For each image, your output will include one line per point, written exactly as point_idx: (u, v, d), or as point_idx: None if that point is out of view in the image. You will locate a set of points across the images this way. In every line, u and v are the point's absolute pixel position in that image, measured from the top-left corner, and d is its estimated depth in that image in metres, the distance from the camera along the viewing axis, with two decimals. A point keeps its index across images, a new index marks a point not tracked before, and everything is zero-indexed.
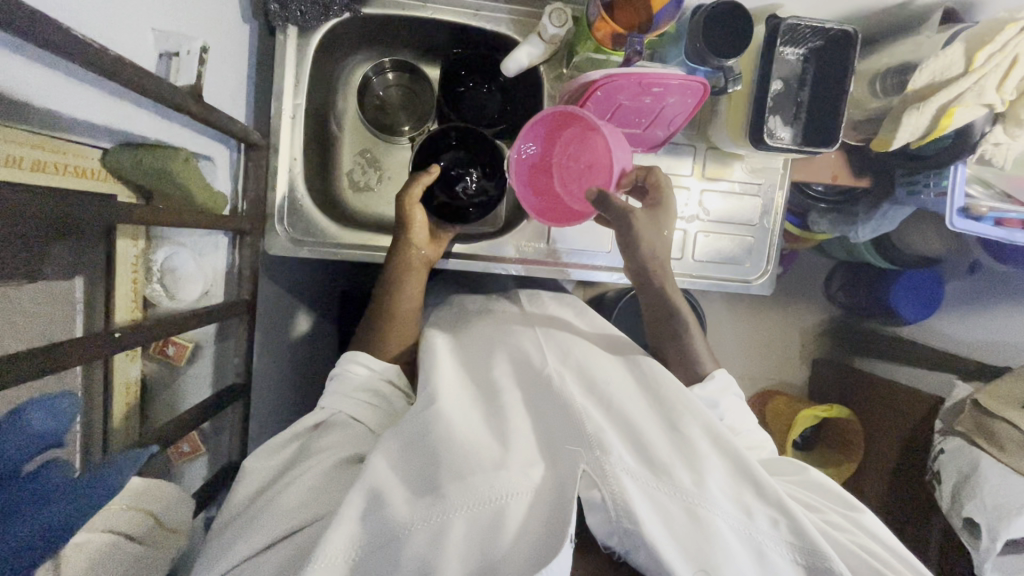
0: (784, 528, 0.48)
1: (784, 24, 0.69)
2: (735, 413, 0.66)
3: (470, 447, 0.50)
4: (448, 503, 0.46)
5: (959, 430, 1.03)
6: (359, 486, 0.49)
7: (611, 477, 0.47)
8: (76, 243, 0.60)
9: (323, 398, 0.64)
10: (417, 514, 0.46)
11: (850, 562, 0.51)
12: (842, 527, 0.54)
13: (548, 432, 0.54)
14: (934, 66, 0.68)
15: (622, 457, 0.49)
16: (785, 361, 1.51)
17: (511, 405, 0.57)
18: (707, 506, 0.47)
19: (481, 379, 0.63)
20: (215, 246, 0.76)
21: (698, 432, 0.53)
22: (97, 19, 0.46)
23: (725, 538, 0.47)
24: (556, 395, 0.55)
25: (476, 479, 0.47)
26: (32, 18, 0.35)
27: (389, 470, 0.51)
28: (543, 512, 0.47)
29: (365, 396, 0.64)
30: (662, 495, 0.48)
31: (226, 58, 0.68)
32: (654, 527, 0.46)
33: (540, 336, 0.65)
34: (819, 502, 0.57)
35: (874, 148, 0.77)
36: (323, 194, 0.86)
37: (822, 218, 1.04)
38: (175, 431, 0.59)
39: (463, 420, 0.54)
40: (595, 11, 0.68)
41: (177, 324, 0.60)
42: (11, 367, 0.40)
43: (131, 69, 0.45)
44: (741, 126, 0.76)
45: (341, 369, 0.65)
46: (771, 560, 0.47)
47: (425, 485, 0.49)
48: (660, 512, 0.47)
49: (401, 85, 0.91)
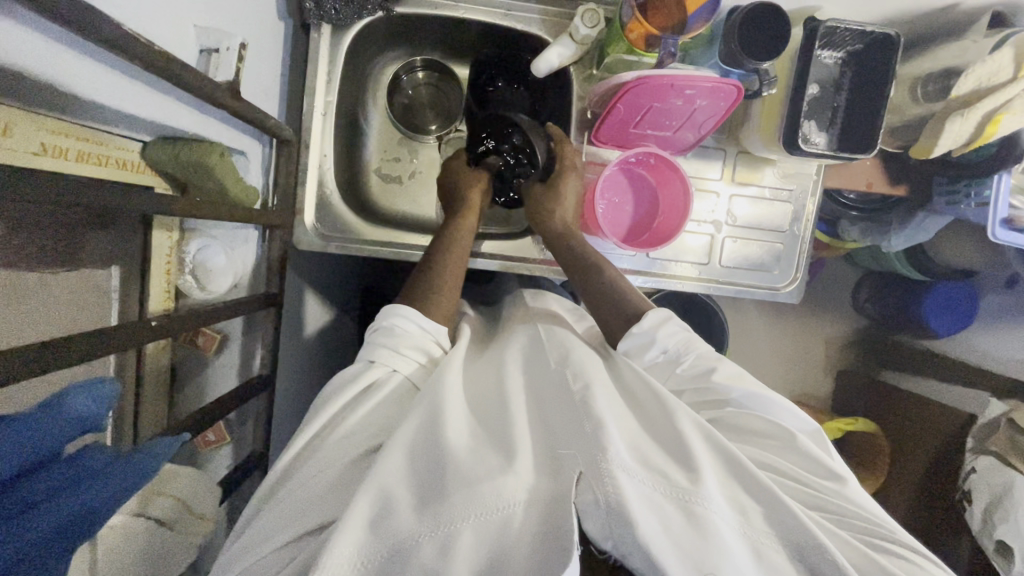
0: (779, 528, 0.48)
1: (823, 27, 0.68)
2: (679, 342, 0.63)
3: (475, 457, 0.49)
4: (451, 514, 0.45)
5: (992, 449, 0.99)
6: (367, 491, 0.48)
7: (607, 476, 0.46)
8: (115, 232, 0.63)
9: (370, 351, 0.63)
10: (425, 523, 0.45)
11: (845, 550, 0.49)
12: (834, 512, 0.53)
13: (550, 433, 0.53)
14: (981, 71, 0.66)
15: (620, 455, 0.47)
16: (809, 371, 1.47)
17: (515, 409, 0.56)
18: (703, 503, 0.46)
19: (487, 385, 0.62)
20: (240, 240, 0.76)
21: (692, 431, 0.53)
22: (142, 13, 0.47)
23: (725, 537, 0.45)
24: (563, 401, 0.55)
25: (482, 486, 0.46)
26: (86, 13, 0.36)
27: (400, 471, 0.50)
28: (539, 514, 0.46)
29: (417, 353, 0.64)
30: (659, 493, 0.47)
31: (264, 55, 0.70)
32: (653, 528, 0.44)
33: (544, 342, 0.66)
34: (804, 475, 0.55)
35: (913, 155, 0.75)
36: (351, 191, 0.87)
37: (853, 226, 1.01)
38: (204, 419, 0.60)
39: (460, 420, 0.55)
40: (630, 12, 0.68)
41: (210, 314, 0.61)
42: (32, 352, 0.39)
43: (173, 63, 0.46)
44: (775, 131, 0.74)
45: (384, 322, 0.65)
46: (768, 557, 0.46)
47: (430, 494, 0.48)
48: (658, 513, 0.45)
49: (430, 84, 0.93)
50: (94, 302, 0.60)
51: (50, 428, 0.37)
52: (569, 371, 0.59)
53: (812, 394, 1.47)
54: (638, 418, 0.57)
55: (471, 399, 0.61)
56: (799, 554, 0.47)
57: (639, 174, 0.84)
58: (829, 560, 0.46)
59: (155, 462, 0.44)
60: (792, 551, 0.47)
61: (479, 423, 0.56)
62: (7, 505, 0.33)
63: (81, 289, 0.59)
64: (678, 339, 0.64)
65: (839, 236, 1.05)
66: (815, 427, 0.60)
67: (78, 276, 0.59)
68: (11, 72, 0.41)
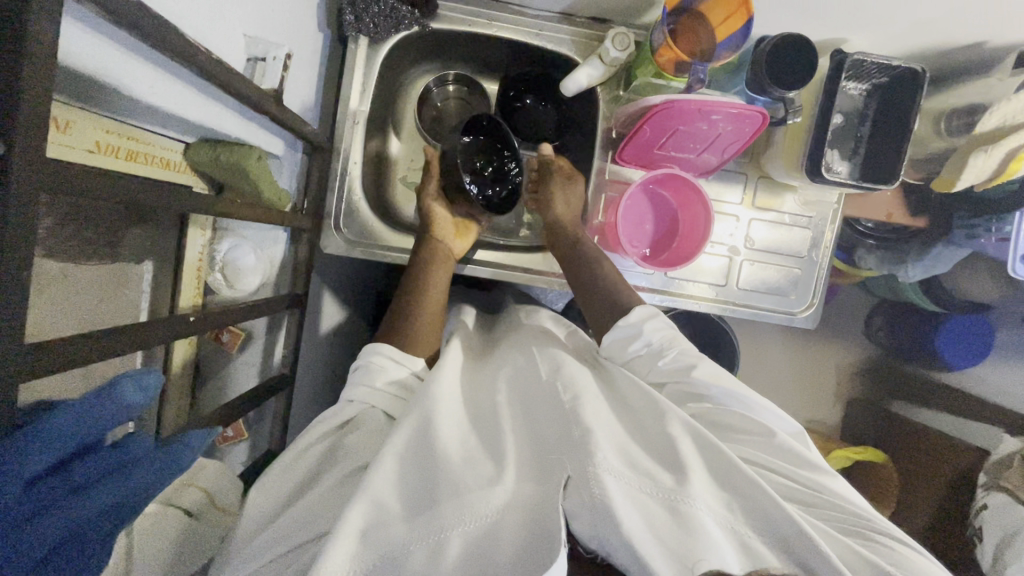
0: (769, 528, 0.47)
1: (849, 60, 0.69)
2: (664, 337, 0.65)
3: (467, 465, 0.49)
4: (442, 520, 0.45)
5: (1004, 486, 0.98)
6: (362, 499, 0.47)
7: (593, 477, 0.46)
8: (152, 227, 0.65)
9: (350, 391, 0.61)
10: (415, 530, 0.45)
11: (831, 543, 0.49)
12: (822, 506, 0.52)
13: (541, 438, 0.54)
14: (1005, 110, 0.67)
15: (608, 459, 0.47)
16: (818, 399, 1.46)
17: (506, 420, 0.56)
18: (689, 501, 0.46)
19: (481, 396, 0.62)
20: (275, 241, 0.78)
21: (680, 433, 0.53)
22: (200, 22, 0.49)
23: (711, 532, 0.45)
24: (553, 411, 0.55)
25: (473, 495, 0.46)
26: (158, 25, 0.39)
27: (391, 482, 0.49)
28: (523, 513, 0.46)
29: (393, 387, 0.62)
30: (645, 496, 0.47)
31: (305, 65, 0.72)
32: (638, 527, 0.44)
33: (533, 351, 0.66)
34: (788, 471, 0.54)
35: (938, 187, 0.76)
36: (378, 198, 0.89)
37: (869, 255, 1.00)
38: (229, 414, 0.62)
39: (456, 427, 0.55)
40: (660, 37, 0.69)
41: (243, 312, 0.62)
42: (107, 332, 0.39)
43: (228, 73, 0.48)
44: (798, 158, 0.76)
45: (363, 362, 0.64)
46: (752, 548, 0.46)
47: (419, 503, 0.47)
48: (643, 512, 0.46)
49: (459, 98, 0.94)
50: (125, 294, 0.62)
51: (104, 419, 0.37)
52: (560, 379, 0.59)
53: (820, 421, 1.46)
54: (625, 421, 0.57)
55: (468, 405, 0.61)
56: (783, 544, 0.46)
57: (661, 196, 0.85)
58: (817, 551, 0.45)
59: (190, 453, 0.45)
60: (781, 546, 0.46)
61: (472, 427, 0.57)
62: (49, 496, 0.34)
63: (114, 278, 0.61)
64: (663, 334, 0.65)
65: (855, 266, 1.04)
66: (796, 427, 0.60)
67: (114, 268, 0.61)
68: (77, 75, 0.42)
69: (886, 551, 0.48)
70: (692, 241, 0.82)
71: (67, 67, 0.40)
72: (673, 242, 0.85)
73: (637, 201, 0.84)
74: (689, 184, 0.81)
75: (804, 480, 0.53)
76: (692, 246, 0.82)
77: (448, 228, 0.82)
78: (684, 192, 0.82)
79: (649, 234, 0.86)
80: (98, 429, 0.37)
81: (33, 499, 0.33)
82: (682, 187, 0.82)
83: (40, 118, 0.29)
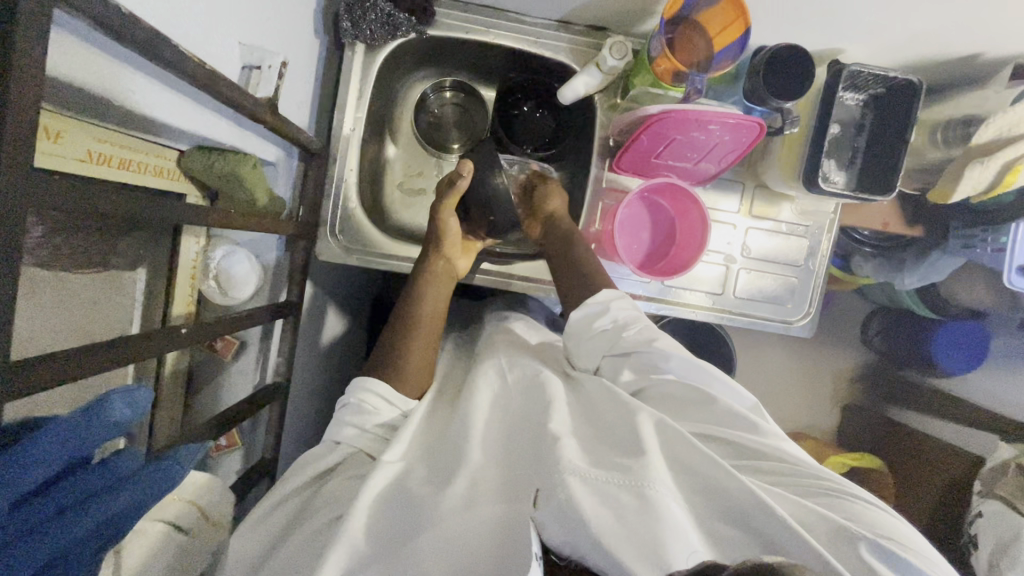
0: (741, 512, 0.44)
1: (847, 71, 0.69)
2: (630, 319, 0.67)
3: (439, 493, 0.49)
4: (420, 554, 0.44)
5: (999, 494, 0.98)
6: (340, 542, 0.46)
7: (560, 485, 0.44)
8: (146, 236, 0.65)
9: (336, 430, 0.61)
10: (394, 568, 0.44)
11: (789, 510, 0.46)
12: (782, 477, 0.50)
13: (513, 457, 0.53)
14: (1002, 122, 0.66)
15: (574, 462, 0.46)
16: (815, 404, 1.46)
17: (474, 433, 0.56)
18: (654, 486, 0.44)
19: (453, 414, 0.61)
20: (268, 248, 0.77)
21: (646, 426, 0.51)
22: (193, 31, 0.49)
23: (674, 512, 0.42)
24: (524, 429, 0.55)
25: (447, 525, 0.45)
26: (151, 37, 0.38)
27: (367, 522, 0.48)
28: (492, 533, 0.45)
29: (378, 427, 0.61)
30: (610, 485, 0.44)
31: (300, 71, 0.71)
32: (603, 520, 0.41)
33: (504, 369, 0.66)
34: (754, 446, 0.52)
35: (932, 199, 0.76)
36: (374, 205, 0.88)
37: (866, 261, 1.01)
38: (222, 424, 0.61)
39: (426, 465, 0.54)
40: (658, 47, 0.69)
41: (237, 322, 0.61)
42: (95, 346, 0.39)
43: (221, 83, 0.48)
44: (796, 167, 0.76)
45: (354, 399, 0.64)
46: (724, 538, 0.43)
47: (399, 543, 0.46)
48: (608, 502, 0.43)
49: (456, 104, 0.94)
50: (114, 303, 0.61)
51: (92, 437, 0.36)
52: (530, 403, 0.58)
53: (816, 427, 1.46)
54: (590, 421, 0.56)
55: (438, 433, 0.60)
56: (747, 522, 0.44)
57: (658, 204, 0.85)
58: (776, 520, 0.42)
59: (181, 467, 0.44)
60: (740, 522, 0.44)
61: (442, 450, 0.56)
62: (36, 516, 0.33)
63: (103, 287, 0.60)
64: (628, 313, 0.67)
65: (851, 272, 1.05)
66: (752, 402, 0.59)
67: (105, 276, 0.60)
68: (69, 86, 0.41)
69: (846, 513, 0.46)
70: (690, 249, 0.82)
71: (59, 75, 0.39)
72: (671, 250, 0.85)
73: (634, 210, 0.84)
74: (685, 192, 0.80)
75: (762, 450, 0.52)
76: (690, 253, 0.82)
77: (455, 245, 0.80)
78: (681, 200, 0.82)
79: (646, 242, 0.86)
80: (86, 447, 0.36)
81: (20, 519, 0.32)
82: (678, 195, 0.82)
83: (25, 135, 0.29)
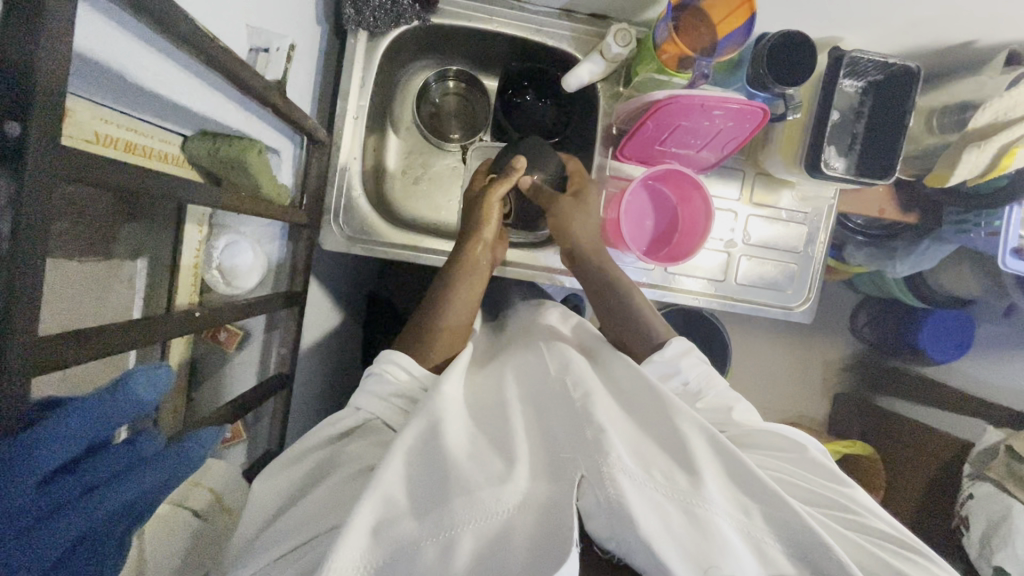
0: (782, 528, 0.47)
1: (847, 57, 0.70)
2: (700, 374, 0.65)
3: (476, 462, 0.48)
4: (454, 518, 0.44)
5: (990, 476, 1.00)
6: (372, 495, 0.46)
7: (608, 478, 0.45)
8: (149, 223, 0.63)
9: (358, 398, 0.59)
10: (426, 528, 0.44)
11: (843, 544, 0.49)
12: (831, 508, 0.52)
13: (550, 436, 0.53)
14: (1000, 105, 0.68)
15: (621, 458, 0.47)
16: (807, 394, 1.49)
17: (515, 416, 0.55)
18: (705, 506, 0.46)
19: (487, 392, 0.61)
20: (270, 237, 0.76)
21: (694, 433, 0.52)
22: (203, 9, 0.48)
23: (726, 534, 0.45)
24: (562, 408, 0.55)
25: (482, 491, 0.45)
26: (169, 8, 0.37)
27: (401, 476, 0.48)
28: (536, 519, 0.45)
29: (398, 400, 0.59)
30: (661, 497, 0.46)
31: (306, 57, 0.71)
32: (654, 527, 0.44)
33: (542, 349, 0.66)
34: (806, 478, 0.55)
35: (930, 182, 0.78)
36: (377, 195, 0.87)
37: (859, 251, 1.04)
38: (231, 414, 0.60)
39: (467, 433, 0.53)
40: (664, 32, 0.70)
41: (246, 309, 0.61)
42: (110, 324, 0.38)
43: (234, 61, 0.47)
44: (797, 153, 0.77)
45: (377, 369, 0.61)
46: (770, 555, 0.46)
47: (429, 499, 0.46)
48: (660, 513, 0.45)
49: (459, 95, 0.95)
50: (118, 293, 0.60)
51: (116, 416, 0.36)
52: (570, 378, 0.58)
53: (808, 416, 1.48)
54: (633, 415, 0.57)
55: (475, 409, 0.59)
56: (796, 545, 0.46)
57: (662, 192, 0.85)
58: (828, 553, 0.45)
59: (201, 450, 0.44)
60: (793, 549, 0.46)
61: (481, 428, 0.55)
62: (62, 494, 0.33)
63: (105, 276, 0.58)
64: (700, 372, 0.65)
65: (845, 261, 1.08)
66: (821, 446, 0.61)
67: (107, 265, 0.58)
68: (89, 65, 0.41)
69: (898, 556, 0.49)
70: (690, 237, 0.83)
71: (87, 58, 0.40)
72: (671, 237, 0.85)
73: (637, 195, 0.84)
74: (687, 176, 0.81)
75: (820, 483, 0.54)
76: (690, 243, 0.83)
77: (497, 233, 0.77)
78: (683, 185, 0.83)
79: (648, 228, 0.86)
80: (111, 426, 0.36)
81: (46, 500, 0.32)
82: (681, 180, 0.82)
83: (55, 102, 0.28)
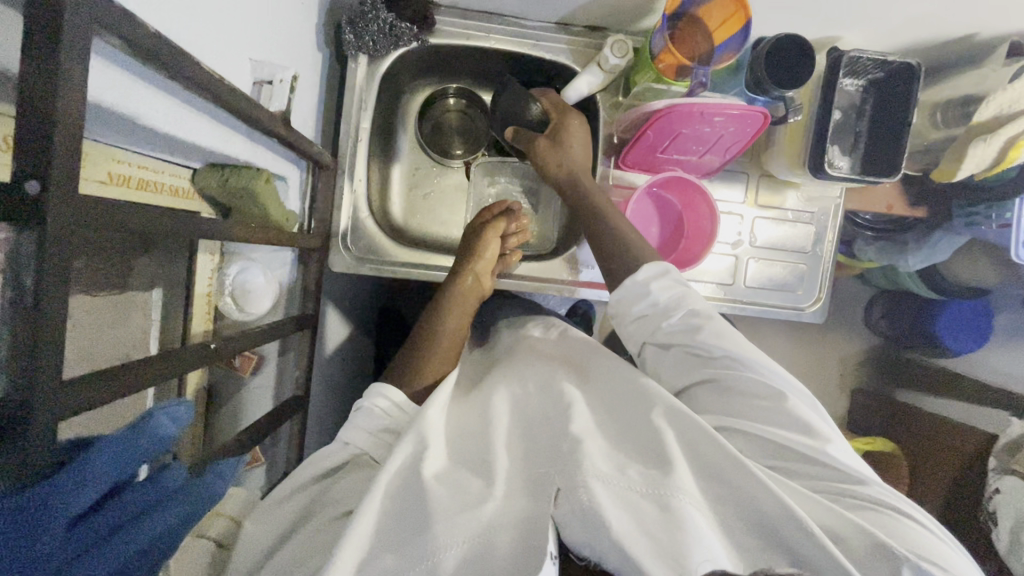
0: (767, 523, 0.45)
1: (845, 57, 0.71)
2: (670, 293, 0.63)
3: (456, 486, 0.49)
4: (434, 539, 0.44)
5: (1015, 469, 0.98)
6: (356, 529, 0.46)
7: (582, 486, 0.45)
8: (163, 255, 0.64)
9: (345, 432, 0.59)
10: (409, 556, 0.44)
11: (837, 517, 0.46)
12: (822, 481, 0.51)
13: (531, 453, 0.53)
14: (1003, 98, 0.68)
15: (595, 466, 0.47)
16: (824, 392, 1.46)
17: (496, 432, 0.56)
18: (678, 497, 0.45)
19: (472, 411, 0.61)
20: (279, 263, 0.78)
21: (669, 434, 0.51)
22: (208, 48, 0.49)
23: (700, 524, 0.44)
24: (543, 426, 0.55)
25: (464, 514, 0.45)
26: (176, 55, 0.39)
27: (382, 507, 0.48)
28: (514, 531, 0.45)
29: (382, 433, 0.59)
30: (636, 496, 0.45)
31: (308, 85, 0.72)
32: (626, 526, 0.43)
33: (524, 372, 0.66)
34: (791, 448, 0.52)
35: (936, 177, 0.78)
36: (382, 214, 0.89)
37: (868, 246, 1.02)
38: (249, 440, 0.61)
39: (450, 457, 0.54)
40: (660, 42, 0.71)
41: (261, 336, 0.61)
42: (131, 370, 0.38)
43: (240, 99, 0.48)
44: (799, 154, 0.77)
45: (367, 403, 0.60)
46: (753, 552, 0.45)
47: (412, 526, 0.46)
48: (633, 511, 0.44)
49: (459, 111, 0.96)
50: (136, 326, 0.61)
51: (141, 452, 0.37)
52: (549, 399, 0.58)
53: None
54: (612, 422, 0.56)
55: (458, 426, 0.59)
56: (776, 534, 0.45)
57: (664, 197, 0.84)
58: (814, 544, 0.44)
59: (222, 484, 0.45)
60: (778, 543, 0.45)
61: (463, 444, 0.56)
62: (91, 534, 0.34)
63: (125, 309, 0.59)
64: (670, 293, 0.64)
65: (855, 257, 1.06)
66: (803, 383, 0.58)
67: (125, 298, 0.59)
68: (104, 110, 0.43)
69: (890, 528, 0.46)
70: (698, 241, 0.83)
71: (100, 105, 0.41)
72: (677, 241, 0.84)
73: (644, 200, 0.83)
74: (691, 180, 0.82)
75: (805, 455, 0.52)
76: (697, 247, 0.83)
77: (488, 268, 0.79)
78: (686, 189, 0.83)
79: (654, 233, 0.85)
80: (135, 463, 0.37)
81: (75, 543, 0.33)
82: (685, 184, 0.82)
83: (73, 159, 0.29)
